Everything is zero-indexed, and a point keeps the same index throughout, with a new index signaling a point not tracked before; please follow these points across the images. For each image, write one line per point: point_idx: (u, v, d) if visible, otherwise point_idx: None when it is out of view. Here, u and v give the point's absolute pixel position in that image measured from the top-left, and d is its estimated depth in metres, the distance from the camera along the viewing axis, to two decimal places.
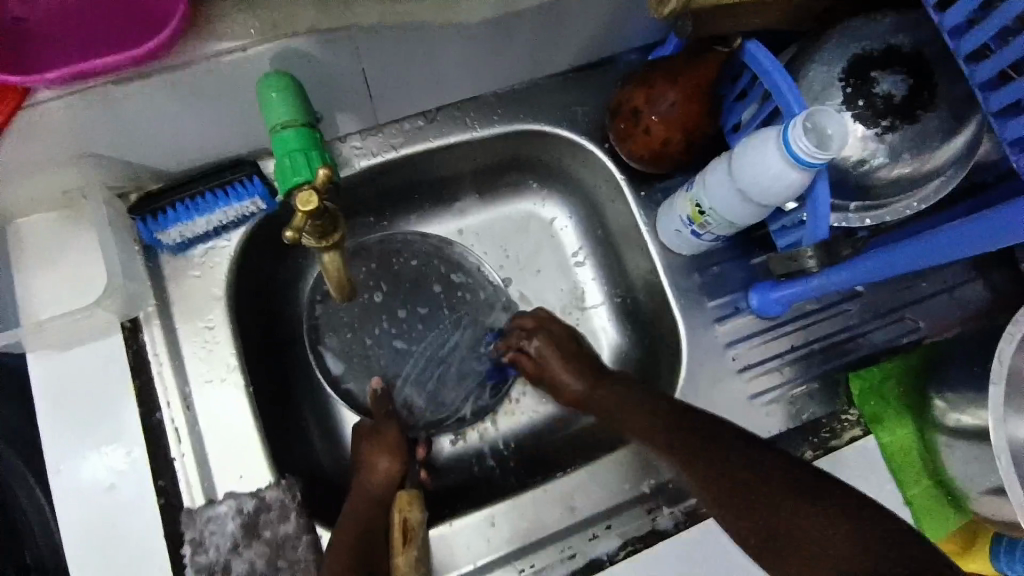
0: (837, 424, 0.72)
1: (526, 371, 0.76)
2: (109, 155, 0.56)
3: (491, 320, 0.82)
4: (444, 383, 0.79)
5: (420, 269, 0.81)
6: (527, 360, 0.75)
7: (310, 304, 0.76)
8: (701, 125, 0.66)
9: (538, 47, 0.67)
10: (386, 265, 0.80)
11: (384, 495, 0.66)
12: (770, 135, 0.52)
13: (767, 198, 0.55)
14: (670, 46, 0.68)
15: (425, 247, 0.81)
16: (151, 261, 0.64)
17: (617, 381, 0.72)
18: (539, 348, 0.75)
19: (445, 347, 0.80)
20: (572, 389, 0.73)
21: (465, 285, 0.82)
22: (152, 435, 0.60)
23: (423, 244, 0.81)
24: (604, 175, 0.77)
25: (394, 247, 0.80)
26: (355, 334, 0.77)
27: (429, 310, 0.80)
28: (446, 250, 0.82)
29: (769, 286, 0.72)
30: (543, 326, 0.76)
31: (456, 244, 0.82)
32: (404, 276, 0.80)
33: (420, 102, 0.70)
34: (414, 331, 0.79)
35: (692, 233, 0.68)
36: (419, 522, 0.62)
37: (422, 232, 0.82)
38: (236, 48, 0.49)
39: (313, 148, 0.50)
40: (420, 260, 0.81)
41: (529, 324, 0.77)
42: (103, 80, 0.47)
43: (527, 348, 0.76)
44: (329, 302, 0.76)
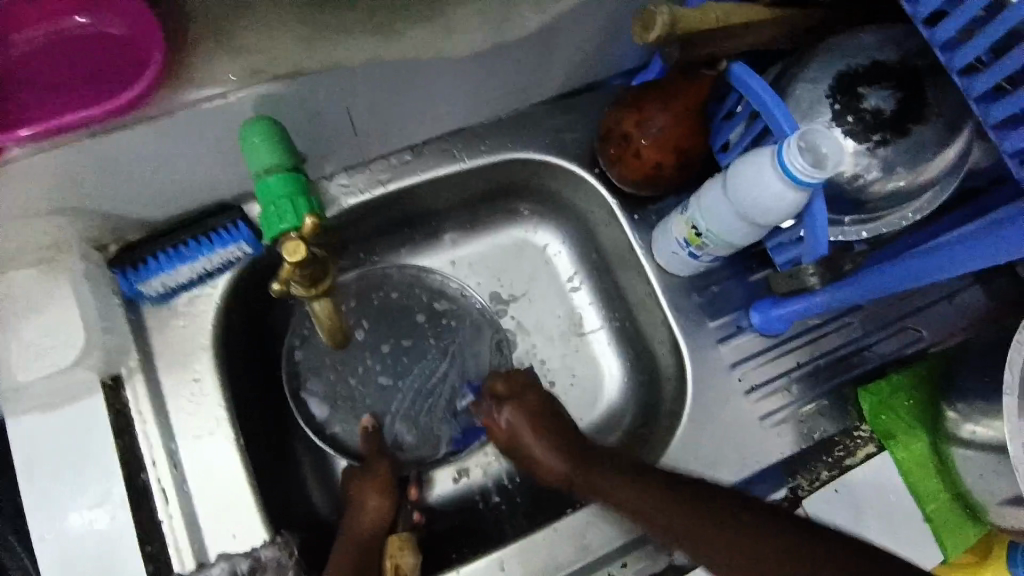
0: (851, 441, 0.72)
1: (499, 443, 0.69)
2: (85, 208, 0.54)
3: (476, 352, 0.79)
4: (433, 414, 0.75)
5: (402, 300, 0.78)
6: (497, 432, 0.68)
7: (289, 349, 0.72)
8: (693, 147, 0.66)
9: (523, 76, 0.67)
10: (367, 300, 0.77)
11: (371, 540, 0.63)
12: (764, 152, 0.52)
13: (764, 217, 0.55)
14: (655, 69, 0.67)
15: (404, 277, 0.79)
16: (133, 312, 0.62)
17: (604, 470, 0.62)
18: (510, 419, 0.67)
19: (430, 378, 0.77)
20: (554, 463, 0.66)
21: (450, 313, 0.79)
22: (137, 497, 0.57)
23: (402, 274, 0.79)
24: (595, 199, 0.76)
25: (374, 281, 0.78)
26: (339, 373, 0.74)
27: (414, 343, 0.77)
28: (426, 278, 0.79)
29: (768, 304, 0.71)
30: (516, 394, 0.69)
31: (440, 272, 0.80)
32: (386, 310, 0.77)
33: (406, 136, 0.69)
34: (400, 366, 0.76)
35: (689, 255, 0.67)
36: (411, 568, 0.62)
37: (402, 262, 0.79)
38: (215, 95, 0.48)
39: (299, 194, 0.47)
40: (401, 292, 0.78)
41: (502, 392, 0.70)
42: (79, 134, 0.46)
43: (498, 423, 0.68)
44: (310, 343, 0.73)
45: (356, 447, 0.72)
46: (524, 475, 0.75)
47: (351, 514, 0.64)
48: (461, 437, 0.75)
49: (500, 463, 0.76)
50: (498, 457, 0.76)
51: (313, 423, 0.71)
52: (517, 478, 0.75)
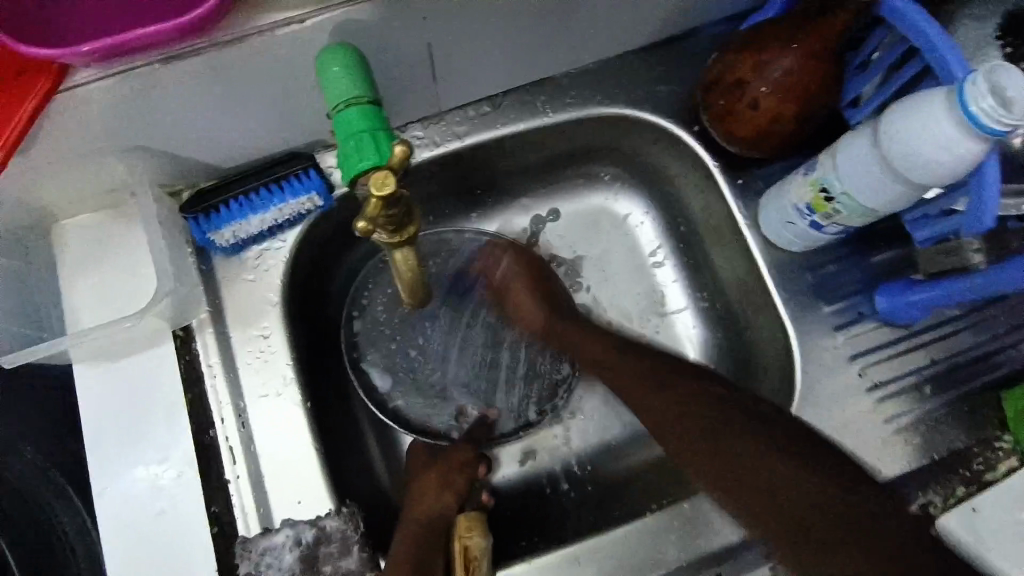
0: (990, 454, 0.61)
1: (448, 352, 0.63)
2: (157, 148, 0.51)
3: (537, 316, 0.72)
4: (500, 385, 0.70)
5: (462, 270, 0.71)
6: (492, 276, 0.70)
7: (346, 319, 0.66)
8: (822, 95, 0.56)
9: (619, 15, 0.59)
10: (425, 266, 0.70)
11: (434, 519, 0.58)
12: (936, 94, 0.44)
13: (924, 176, 0.46)
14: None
15: (462, 244, 0.71)
16: (204, 264, 0.59)
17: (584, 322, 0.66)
18: (504, 271, 0.69)
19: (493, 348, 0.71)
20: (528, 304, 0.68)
21: None
22: (206, 455, 0.55)
23: (459, 240, 0.71)
24: (692, 161, 0.67)
25: (433, 246, 0.70)
26: (399, 343, 0.68)
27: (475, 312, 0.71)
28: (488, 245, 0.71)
29: (901, 287, 0.60)
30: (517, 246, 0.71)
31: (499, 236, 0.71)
32: (445, 279, 0.71)
33: (488, 84, 0.62)
34: (461, 335, 0.70)
35: (810, 225, 0.58)
36: (480, 549, 0.57)
37: (459, 227, 0.72)
38: (293, 18, 0.44)
39: (380, 129, 0.41)
40: (460, 259, 0.71)
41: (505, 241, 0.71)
42: (148, 58, 0.42)
43: (494, 271, 0.70)
44: (368, 316, 0.67)
45: (418, 420, 0.67)
46: (596, 461, 0.69)
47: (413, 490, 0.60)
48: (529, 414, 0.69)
49: (569, 446, 0.69)
50: (567, 440, 0.69)
51: (375, 396, 0.66)
52: (589, 466, 0.69)
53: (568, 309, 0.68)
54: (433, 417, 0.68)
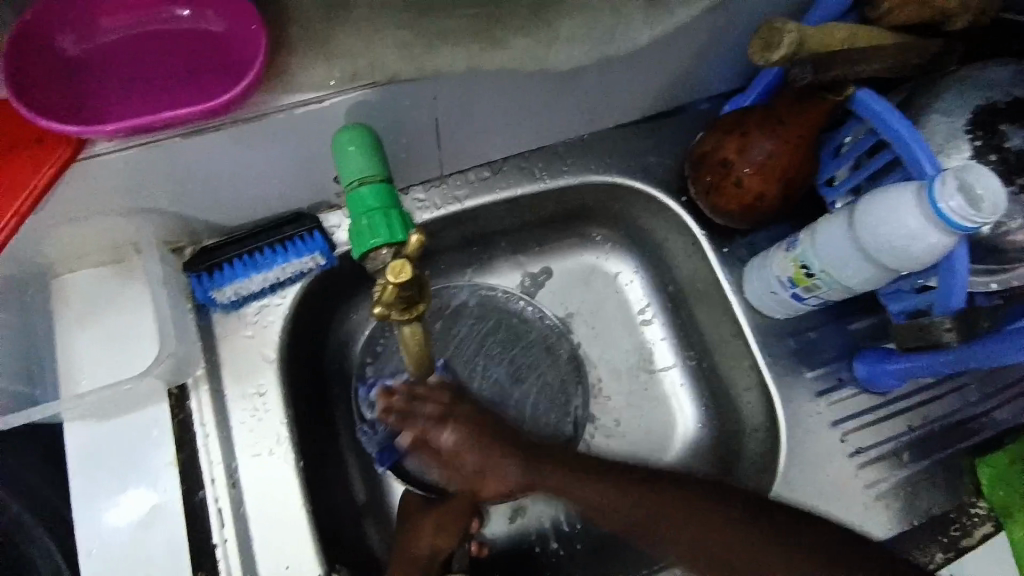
0: (966, 519, 0.64)
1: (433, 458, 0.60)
2: (165, 209, 0.53)
3: (542, 376, 0.73)
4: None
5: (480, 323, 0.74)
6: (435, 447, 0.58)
7: (360, 363, 0.68)
8: (801, 176, 0.60)
9: (613, 96, 0.63)
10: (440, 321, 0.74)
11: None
12: (907, 189, 0.48)
13: (898, 260, 0.50)
14: (771, 76, 0.61)
15: (477, 299, 0.75)
16: (203, 319, 0.59)
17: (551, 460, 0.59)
18: (453, 439, 0.58)
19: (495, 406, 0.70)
20: (479, 475, 0.58)
21: (519, 333, 0.74)
22: (194, 516, 0.54)
23: (474, 296, 0.75)
24: (680, 228, 0.71)
25: (446, 303, 0.74)
26: None
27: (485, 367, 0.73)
28: (504, 303, 0.75)
29: (880, 356, 0.63)
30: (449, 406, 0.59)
31: (517, 296, 0.76)
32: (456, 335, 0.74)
33: (488, 152, 0.65)
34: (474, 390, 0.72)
35: (792, 296, 0.61)
36: None
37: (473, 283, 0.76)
38: (312, 99, 0.46)
39: (391, 206, 0.44)
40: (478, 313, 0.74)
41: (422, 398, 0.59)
42: (170, 133, 0.44)
43: (440, 439, 0.58)
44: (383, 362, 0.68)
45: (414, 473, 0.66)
46: (585, 519, 0.69)
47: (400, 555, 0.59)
48: (528, 476, 0.69)
49: (558, 504, 0.69)
50: (556, 497, 0.69)
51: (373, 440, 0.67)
52: (578, 524, 0.69)
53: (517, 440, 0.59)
54: (433, 468, 0.67)
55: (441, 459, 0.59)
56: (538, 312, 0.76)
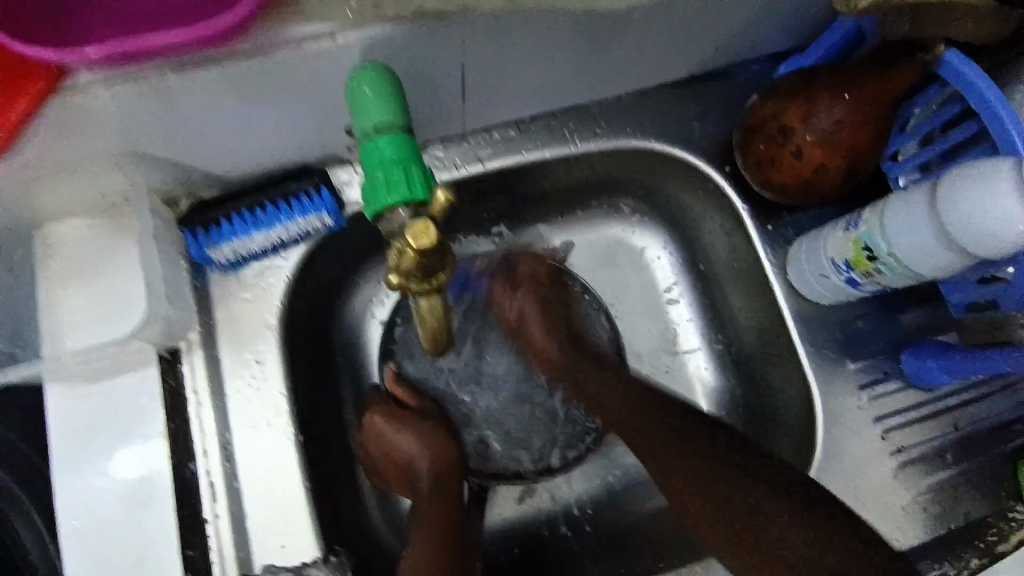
0: (1006, 525, 0.58)
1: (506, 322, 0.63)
2: (154, 154, 0.47)
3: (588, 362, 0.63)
4: (530, 427, 0.62)
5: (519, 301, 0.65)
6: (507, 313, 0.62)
7: (389, 325, 0.61)
8: (867, 151, 0.53)
9: (658, 50, 0.56)
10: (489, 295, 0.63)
11: (438, 473, 0.56)
12: (1005, 166, 0.42)
13: (986, 248, 0.44)
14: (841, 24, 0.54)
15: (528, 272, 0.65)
16: (199, 278, 0.55)
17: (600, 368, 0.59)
18: (523, 302, 0.61)
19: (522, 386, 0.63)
20: (544, 341, 0.60)
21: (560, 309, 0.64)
22: (185, 491, 0.50)
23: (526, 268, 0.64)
24: (720, 202, 0.65)
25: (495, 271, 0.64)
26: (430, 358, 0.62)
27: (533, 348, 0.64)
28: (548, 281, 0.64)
29: (932, 350, 0.58)
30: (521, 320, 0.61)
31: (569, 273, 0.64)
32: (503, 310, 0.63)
33: (516, 108, 0.59)
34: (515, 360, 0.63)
35: (847, 281, 0.56)
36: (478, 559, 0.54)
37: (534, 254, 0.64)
38: (322, 32, 0.40)
39: (413, 159, 0.38)
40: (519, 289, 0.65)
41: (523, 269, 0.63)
42: (159, 65, 0.39)
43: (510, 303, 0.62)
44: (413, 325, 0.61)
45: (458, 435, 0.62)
46: (598, 507, 0.66)
47: (413, 455, 0.56)
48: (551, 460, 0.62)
49: (570, 488, 0.66)
50: (569, 482, 0.66)
51: None
52: (590, 509, 0.65)
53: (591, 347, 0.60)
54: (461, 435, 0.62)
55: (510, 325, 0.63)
56: (580, 287, 0.65)
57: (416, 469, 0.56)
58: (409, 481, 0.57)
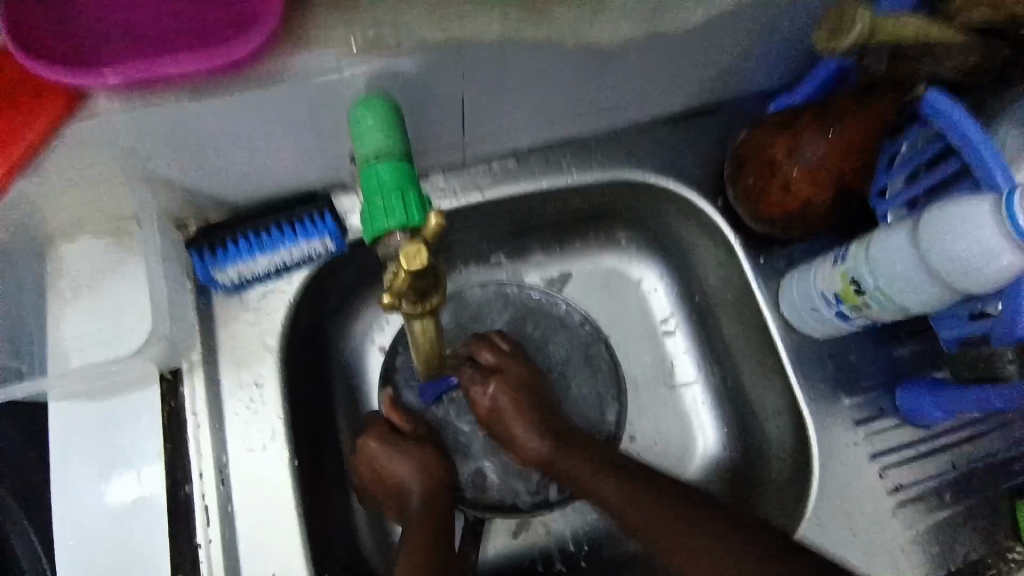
0: (1004, 564, 0.58)
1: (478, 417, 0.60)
2: (165, 176, 0.49)
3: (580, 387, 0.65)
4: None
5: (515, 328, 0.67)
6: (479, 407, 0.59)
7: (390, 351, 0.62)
8: (853, 186, 0.55)
9: (652, 85, 0.59)
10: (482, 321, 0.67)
11: (430, 500, 0.56)
12: (982, 202, 0.43)
13: (966, 281, 0.45)
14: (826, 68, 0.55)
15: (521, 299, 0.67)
16: (203, 299, 0.56)
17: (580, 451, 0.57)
18: (495, 394, 0.58)
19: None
20: (525, 436, 0.58)
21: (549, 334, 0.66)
22: (178, 512, 0.50)
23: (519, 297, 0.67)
24: (713, 235, 0.66)
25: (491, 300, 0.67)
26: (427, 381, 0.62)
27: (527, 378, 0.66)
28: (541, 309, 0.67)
29: (927, 386, 0.58)
30: (503, 365, 0.60)
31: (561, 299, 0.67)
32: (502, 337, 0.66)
33: (515, 140, 0.61)
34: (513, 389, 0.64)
35: (838, 315, 0.57)
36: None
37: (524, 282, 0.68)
38: (330, 64, 0.43)
39: (409, 185, 0.40)
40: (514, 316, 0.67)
41: (488, 362, 0.60)
42: (175, 90, 0.41)
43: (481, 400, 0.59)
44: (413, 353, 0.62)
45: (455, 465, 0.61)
46: (594, 541, 0.65)
47: (406, 479, 0.56)
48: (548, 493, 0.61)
49: (565, 520, 0.65)
50: (565, 515, 0.65)
51: None
52: (585, 543, 0.65)
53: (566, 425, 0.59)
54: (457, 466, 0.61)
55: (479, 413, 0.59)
56: (579, 317, 0.67)
57: (409, 493, 0.57)
58: (400, 505, 0.57)
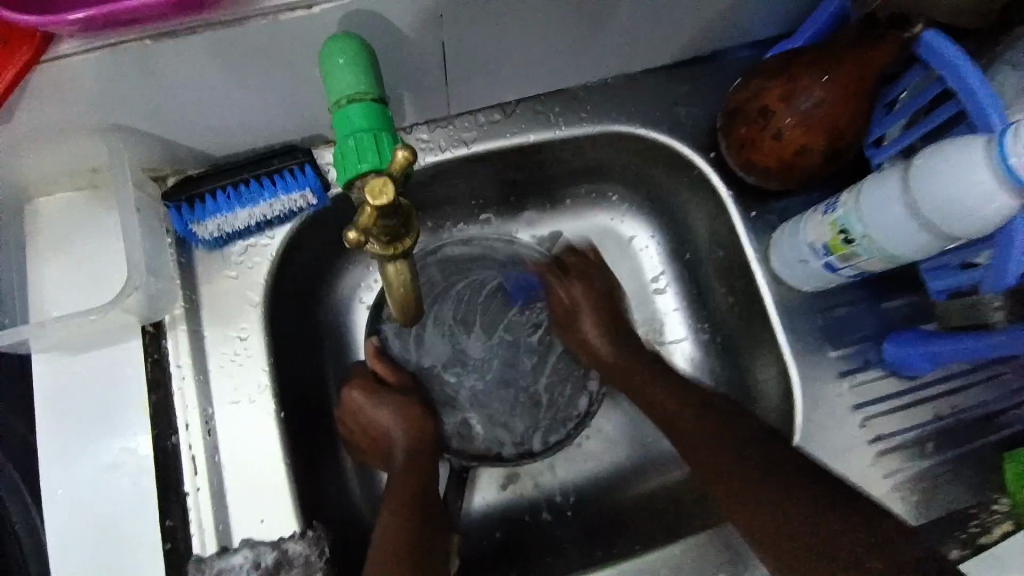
0: (987, 515, 0.58)
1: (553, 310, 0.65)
2: (138, 126, 0.48)
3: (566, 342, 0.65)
4: (513, 409, 0.63)
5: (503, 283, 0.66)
6: (557, 302, 0.64)
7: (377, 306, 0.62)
8: (846, 136, 0.54)
9: (644, 31, 0.56)
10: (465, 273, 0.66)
11: (414, 452, 0.57)
12: (973, 144, 0.42)
13: (956, 227, 0.44)
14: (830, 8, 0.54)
15: (508, 253, 0.66)
16: (184, 254, 0.56)
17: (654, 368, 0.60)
18: (575, 296, 0.62)
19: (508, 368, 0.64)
20: (597, 335, 0.62)
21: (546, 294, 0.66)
22: (165, 462, 0.51)
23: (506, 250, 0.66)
24: (705, 189, 0.65)
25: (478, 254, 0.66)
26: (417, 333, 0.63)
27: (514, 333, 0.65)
28: (531, 260, 0.66)
29: (913, 338, 0.58)
30: (585, 273, 0.63)
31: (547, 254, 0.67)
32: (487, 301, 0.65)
33: (501, 91, 0.59)
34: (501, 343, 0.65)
35: (825, 266, 0.56)
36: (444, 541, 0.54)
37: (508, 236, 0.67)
38: (299, 3, 0.41)
39: (383, 128, 0.39)
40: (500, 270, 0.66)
41: (568, 262, 0.64)
42: (138, 32, 0.39)
43: (564, 294, 0.63)
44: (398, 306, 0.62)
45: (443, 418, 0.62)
46: (581, 494, 0.66)
47: (390, 429, 0.57)
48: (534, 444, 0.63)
49: (553, 475, 0.66)
50: (552, 468, 0.66)
51: None
52: (573, 496, 0.66)
53: (630, 331, 0.63)
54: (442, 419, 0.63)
55: (558, 307, 0.64)
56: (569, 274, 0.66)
57: (393, 445, 0.57)
58: (385, 456, 0.58)
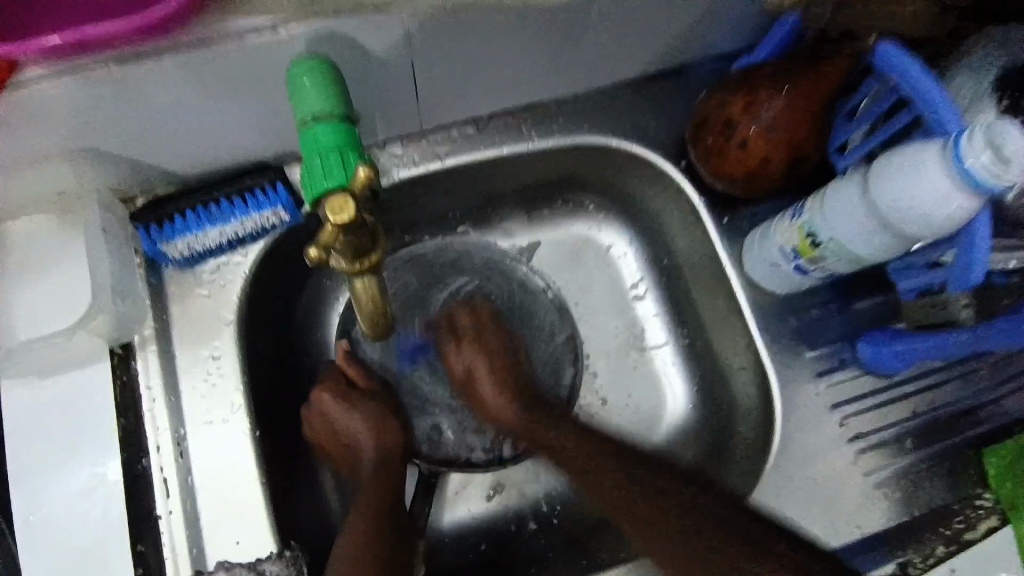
0: (971, 512, 0.59)
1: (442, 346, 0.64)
2: (104, 148, 0.47)
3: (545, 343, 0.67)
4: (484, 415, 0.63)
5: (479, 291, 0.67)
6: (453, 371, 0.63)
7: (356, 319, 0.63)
8: (810, 142, 0.55)
9: (612, 45, 0.57)
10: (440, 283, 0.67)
11: (382, 459, 0.57)
12: (931, 147, 0.43)
13: (917, 228, 0.45)
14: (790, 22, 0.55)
15: (484, 261, 0.68)
16: (154, 275, 0.55)
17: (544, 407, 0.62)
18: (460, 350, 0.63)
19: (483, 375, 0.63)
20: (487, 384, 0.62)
21: (521, 299, 0.68)
22: (135, 486, 0.50)
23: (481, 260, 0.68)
24: (678, 196, 0.66)
25: (449, 259, 0.67)
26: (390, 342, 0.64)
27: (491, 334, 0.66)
28: (505, 265, 0.68)
29: (885, 336, 0.59)
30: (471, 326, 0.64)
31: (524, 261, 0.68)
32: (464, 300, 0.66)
33: (473, 105, 0.60)
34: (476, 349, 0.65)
35: (794, 268, 0.57)
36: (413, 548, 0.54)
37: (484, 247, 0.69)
38: (264, 25, 0.41)
39: (348, 148, 0.39)
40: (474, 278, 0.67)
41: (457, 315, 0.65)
42: (103, 57, 0.39)
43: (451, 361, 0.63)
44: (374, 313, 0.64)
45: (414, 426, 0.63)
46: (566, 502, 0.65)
47: (359, 435, 0.58)
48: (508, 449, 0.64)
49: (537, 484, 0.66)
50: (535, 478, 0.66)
51: None
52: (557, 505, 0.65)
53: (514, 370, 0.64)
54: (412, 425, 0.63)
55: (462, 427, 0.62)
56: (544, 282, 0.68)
57: (364, 454, 0.58)
58: (354, 463, 0.59)
